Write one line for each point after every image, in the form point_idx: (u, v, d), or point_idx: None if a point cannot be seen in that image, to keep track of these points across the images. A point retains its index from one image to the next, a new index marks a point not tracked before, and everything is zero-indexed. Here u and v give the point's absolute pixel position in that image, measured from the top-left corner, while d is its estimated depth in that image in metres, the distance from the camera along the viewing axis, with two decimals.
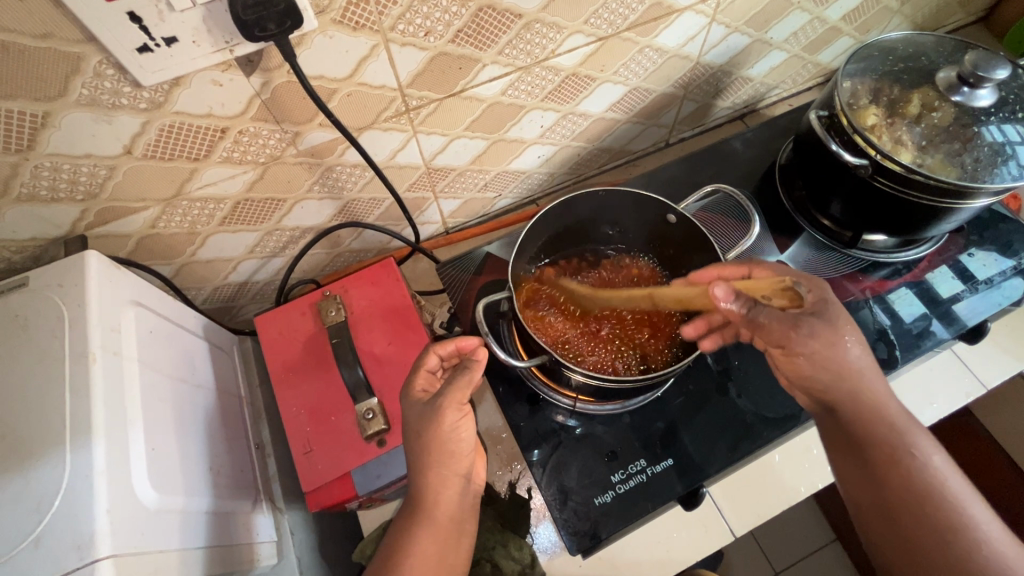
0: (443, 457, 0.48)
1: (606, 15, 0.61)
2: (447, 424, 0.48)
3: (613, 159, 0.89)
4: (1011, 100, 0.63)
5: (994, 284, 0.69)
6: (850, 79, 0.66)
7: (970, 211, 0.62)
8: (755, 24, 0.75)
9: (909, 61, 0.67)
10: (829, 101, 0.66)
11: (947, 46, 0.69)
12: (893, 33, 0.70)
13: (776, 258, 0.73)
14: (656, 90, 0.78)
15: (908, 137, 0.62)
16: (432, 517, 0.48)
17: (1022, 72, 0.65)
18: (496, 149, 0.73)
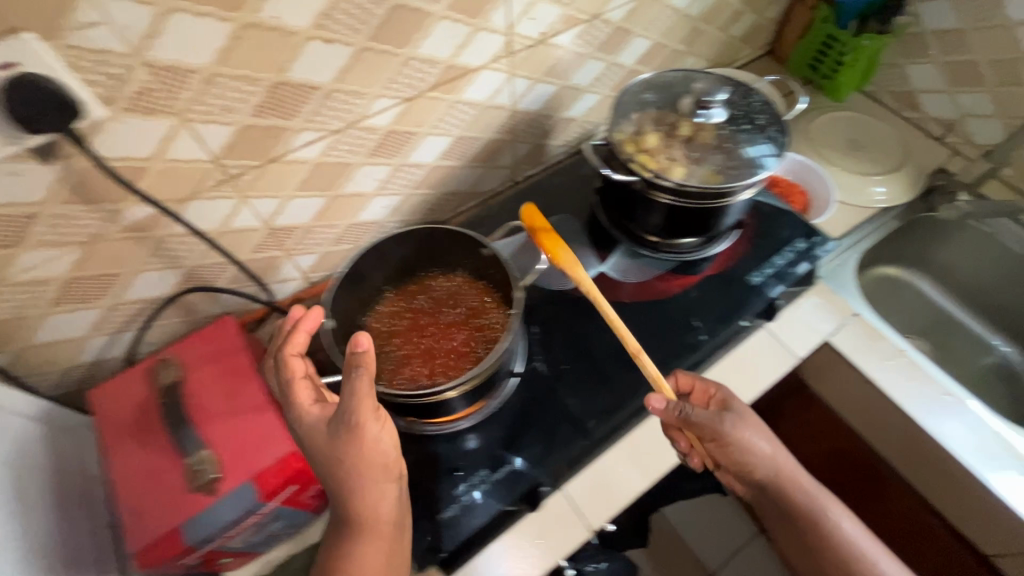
0: (383, 465, 0.52)
1: (403, 80, 0.70)
2: (370, 435, 0.49)
3: (464, 202, 0.98)
4: (739, 115, 0.78)
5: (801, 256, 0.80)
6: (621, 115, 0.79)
7: (734, 208, 0.74)
8: (555, 75, 0.87)
9: (669, 93, 0.81)
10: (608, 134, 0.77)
11: (692, 77, 0.83)
12: (654, 73, 0.84)
13: (596, 269, 0.80)
14: (482, 137, 0.88)
15: (677, 157, 0.76)
16: (372, 526, 0.53)
17: (745, 91, 0.80)
18: (337, 205, 0.79)
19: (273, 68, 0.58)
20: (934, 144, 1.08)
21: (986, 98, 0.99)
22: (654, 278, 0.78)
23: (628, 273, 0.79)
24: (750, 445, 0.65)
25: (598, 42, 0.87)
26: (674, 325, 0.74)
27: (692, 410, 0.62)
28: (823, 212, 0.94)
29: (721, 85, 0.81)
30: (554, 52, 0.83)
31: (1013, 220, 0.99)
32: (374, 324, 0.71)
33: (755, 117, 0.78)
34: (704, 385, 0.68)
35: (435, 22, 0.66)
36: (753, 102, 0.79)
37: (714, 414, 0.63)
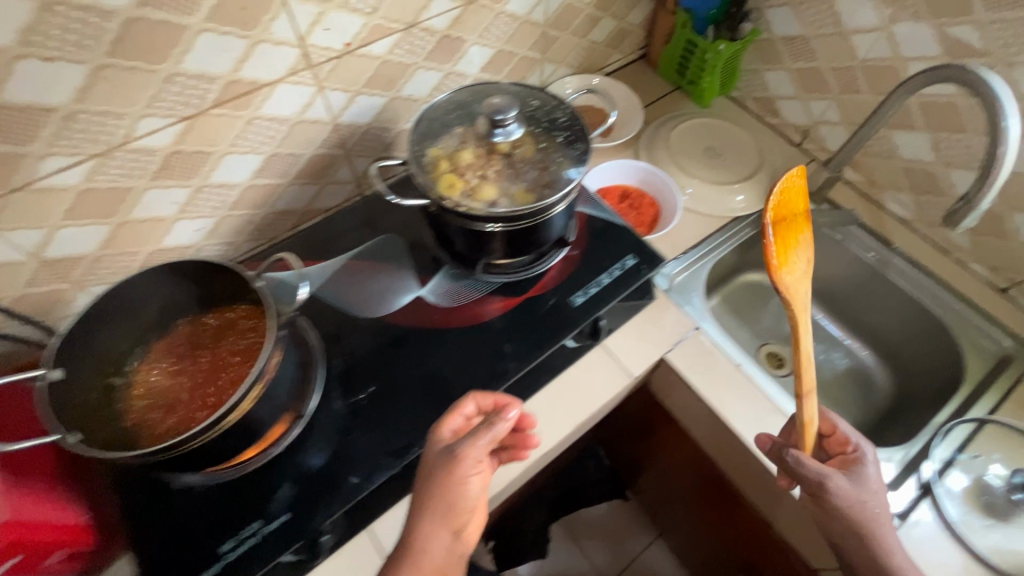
0: (452, 502, 0.54)
1: (173, 98, 0.64)
2: (477, 455, 0.55)
3: (303, 219, 0.92)
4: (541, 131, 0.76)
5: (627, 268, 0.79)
6: (426, 132, 0.76)
7: (539, 228, 0.72)
8: (380, 86, 0.82)
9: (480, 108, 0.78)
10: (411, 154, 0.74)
11: (503, 89, 0.79)
12: (466, 86, 0.80)
13: (413, 293, 0.76)
14: (305, 153, 0.83)
15: (486, 173, 0.73)
16: (464, 538, 0.55)
17: (551, 102, 0.78)
18: (129, 231, 0.73)
19: None
20: (793, 150, 1.08)
21: (832, 106, 0.99)
22: (473, 302, 0.75)
23: (447, 296, 0.76)
24: (858, 508, 0.65)
25: (425, 51, 0.83)
26: (485, 353, 0.72)
27: (802, 460, 0.67)
28: (668, 224, 0.93)
29: (531, 99, 0.79)
30: (369, 62, 0.78)
31: (855, 226, 1.00)
32: (128, 378, 0.62)
33: (557, 133, 0.75)
34: (837, 429, 0.73)
35: (195, 36, 0.61)
36: (561, 116, 0.76)
37: (828, 471, 0.66)
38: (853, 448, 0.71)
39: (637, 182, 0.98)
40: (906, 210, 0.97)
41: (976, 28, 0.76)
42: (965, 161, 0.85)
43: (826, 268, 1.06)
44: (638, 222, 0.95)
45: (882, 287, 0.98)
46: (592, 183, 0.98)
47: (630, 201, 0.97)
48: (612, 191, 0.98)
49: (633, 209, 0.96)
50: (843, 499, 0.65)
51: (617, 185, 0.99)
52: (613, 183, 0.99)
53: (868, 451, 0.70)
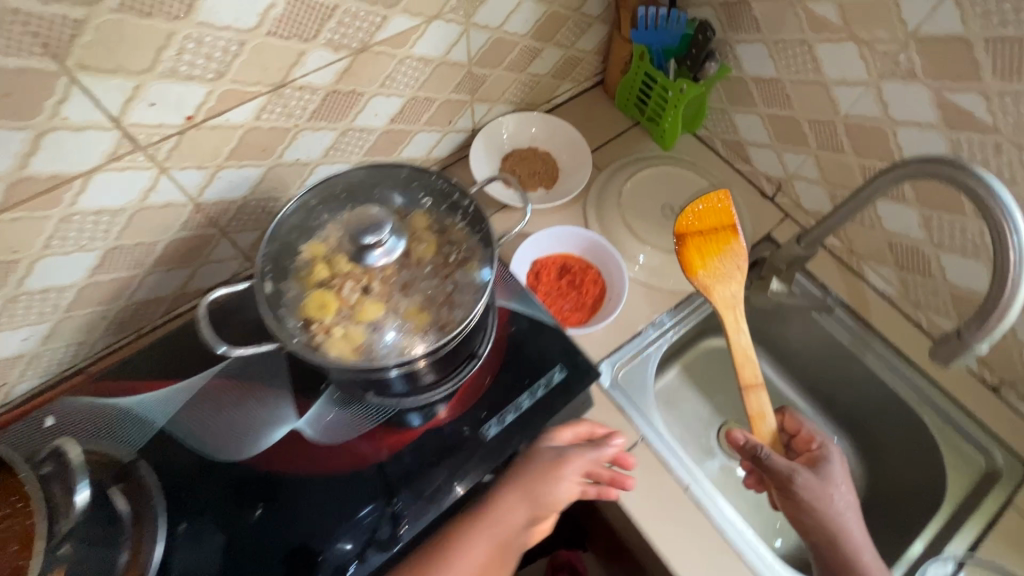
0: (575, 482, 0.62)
1: None
2: (551, 490, 0.60)
3: (179, 304, 0.77)
4: (441, 231, 0.63)
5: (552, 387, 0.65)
6: (287, 237, 0.60)
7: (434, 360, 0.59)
8: (250, 156, 0.66)
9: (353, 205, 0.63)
10: (267, 269, 0.58)
11: (393, 173, 0.65)
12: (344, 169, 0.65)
13: (287, 426, 0.62)
14: (159, 239, 0.67)
15: (370, 284, 0.58)
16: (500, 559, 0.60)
17: (449, 192, 0.64)
18: None
19: None
20: (765, 205, 0.94)
21: (810, 162, 0.84)
22: (359, 438, 0.61)
23: (328, 430, 0.62)
24: (824, 505, 0.66)
25: (306, 111, 0.66)
26: (364, 509, 0.58)
27: (774, 455, 0.68)
28: (616, 307, 0.78)
29: (423, 198, 0.64)
30: (227, 133, 0.62)
31: (841, 310, 0.86)
32: None
33: (460, 240, 0.62)
34: (803, 426, 0.79)
35: None
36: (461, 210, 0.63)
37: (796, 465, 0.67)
38: (818, 445, 0.75)
39: (580, 251, 0.84)
40: (889, 286, 0.84)
41: (982, 98, 0.61)
42: (959, 246, 0.72)
43: (803, 350, 0.92)
44: (581, 303, 0.81)
45: (867, 381, 0.85)
46: (525, 256, 0.83)
47: (571, 275, 0.82)
48: (550, 263, 0.83)
49: (575, 285, 0.82)
50: (810, 492, 0.66)
51: (557, 255, 0.84)
52: (553, 252, 0.84)
53: (834, 451, 0.72)
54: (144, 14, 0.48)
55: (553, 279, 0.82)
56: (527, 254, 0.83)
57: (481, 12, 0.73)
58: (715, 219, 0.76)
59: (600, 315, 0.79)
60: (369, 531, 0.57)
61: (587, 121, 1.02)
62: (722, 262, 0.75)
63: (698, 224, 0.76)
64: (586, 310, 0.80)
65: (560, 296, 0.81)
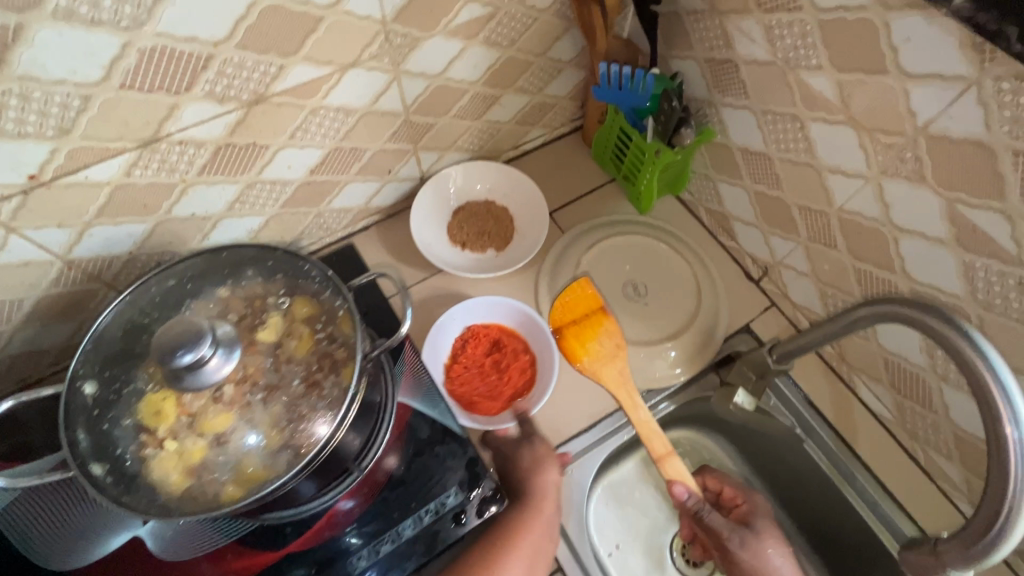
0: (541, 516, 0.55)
1: None
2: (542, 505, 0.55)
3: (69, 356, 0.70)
4: (315, 331, 0.52)
5: (439, 517, 0.56)
6: (133, 330, 0.51)
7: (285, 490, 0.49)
8: (129, 212, 0.58)
9: (200, 301, 0.52)
10: (94, 368, 0.49)
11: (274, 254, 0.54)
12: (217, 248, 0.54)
13: (129, 533, 0.54)
14: (28, 297, 0.60)
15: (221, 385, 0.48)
16: None
17: (331, 284, 0.53)
18: None
19: None
20: (748, 289, 0.81)
21: (799, 251, 0.71)
22: (202, 559, 0.53)
23: (174, 545, 0.53)
24: (766, 569, 0.63)
25: (192, 166, 0.58)
26: None
27: (711, 514, 0.63)
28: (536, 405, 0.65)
29: (280, 296, 0.53)
30: (90, 191, 0.54)
31: (810, 444, 0.72)
32: None
33: (340, 333, 0.51)
34: (723, 486, 0.73)
35: None
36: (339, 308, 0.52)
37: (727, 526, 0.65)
38: (744, 502, 0.70)
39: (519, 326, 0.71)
40: (883, 407, 0.71)
41: (1004, 220, 0.48)
42: (965, 385, 0.58)
43: (774, 477, 0.78)
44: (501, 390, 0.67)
45: (843, 519, 0.71)
46: (456, 319, 0.71)
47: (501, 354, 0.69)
48: (482, 332, 0.71)
49: (503, 367, 0.69)
50: (748, 554, 0.64)
51: (494, 326, 0.72)
52: (487, 321, 0.72)
53: (756, 502, 0.69)
54: None
55: (479, 355, 0.70)
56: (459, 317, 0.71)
57: (413, 58, 0.63)
58: (584, 305, 0.68)
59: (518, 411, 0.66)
60: None
61: (558, 173, 0.91)
62: (603, 342, 0.67)
63: (568, 313, 0.68)
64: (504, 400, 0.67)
65: (481, 376, 0.69)
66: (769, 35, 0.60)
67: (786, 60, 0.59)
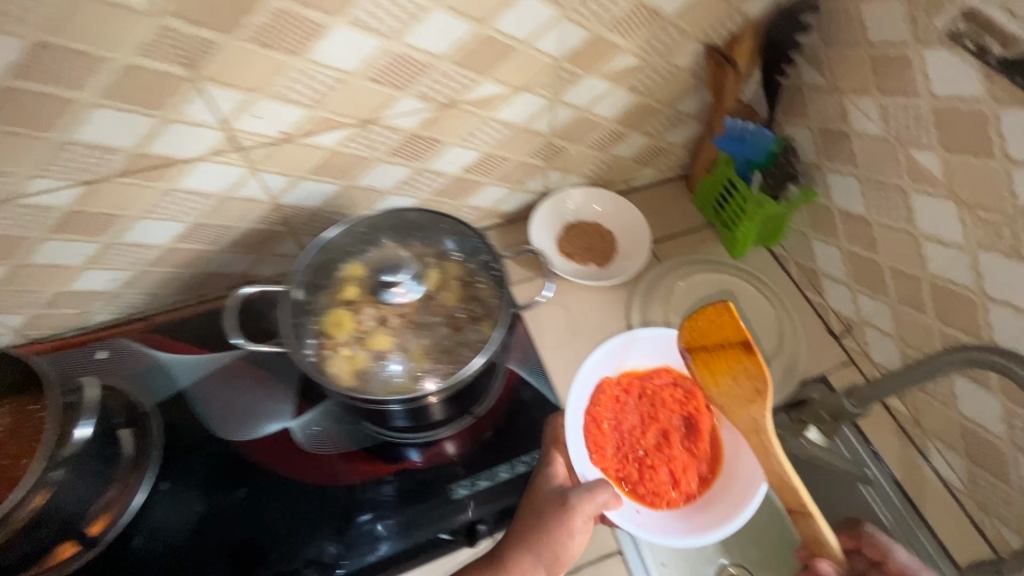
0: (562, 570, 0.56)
1: (70, 164, 0.59)
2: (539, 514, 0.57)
3: (240, 284, 0.86)
4: (467, 288, 0.64)
5: (531, 469, 0.64)
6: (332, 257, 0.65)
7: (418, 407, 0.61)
8: (330, 174, 0.74)
9: (387, 243, 0.67)
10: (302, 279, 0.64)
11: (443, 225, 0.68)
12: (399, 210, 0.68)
13: (282, 424, 0.66)
14: (237, 226, 0.76)
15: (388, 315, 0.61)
16: None
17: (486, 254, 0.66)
18: (31, 274, 0.70)
19: None
20: (829, 343, 0.86)
21: (886, 311, 0.77)
22: (336, 457, 0.64)
23: (315, 442, 0.65)
24: None
25: (385, 146, 0.73)
26: (319, 526, 0.60)
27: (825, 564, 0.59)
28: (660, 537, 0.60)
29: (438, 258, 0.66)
30: (313, 152, 0.69)
31: (868, 489, 0.75)
32: None
33: (483, 296, 0.63)
34: (889, 557, 0.62)
35: (84, 110, 0.55)
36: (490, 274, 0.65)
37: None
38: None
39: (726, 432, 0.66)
40: (955, 475, 0.73)
41: None
42: None
43: None
44: (647, 475, 0.65)
45: None
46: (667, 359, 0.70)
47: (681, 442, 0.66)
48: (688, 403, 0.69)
49: (672, 456, 0.66)
50: None
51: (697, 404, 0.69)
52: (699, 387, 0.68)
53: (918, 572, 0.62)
54: (266, 46, 0.56)
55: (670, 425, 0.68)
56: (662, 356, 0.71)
57: (570, 91, 0.76)
58: (722, 333, 0.58)
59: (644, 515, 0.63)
60: (314, 553, 0.58)
61: (660, 211, 1.01)
62: (740, 383, 0.59)
63: (702, 338, 0.59)
64: (641, 491, 0.64)
65: (641, 434, 0.67)
66: (884, 114, 0.69)
67: (898, 136, 0.68)
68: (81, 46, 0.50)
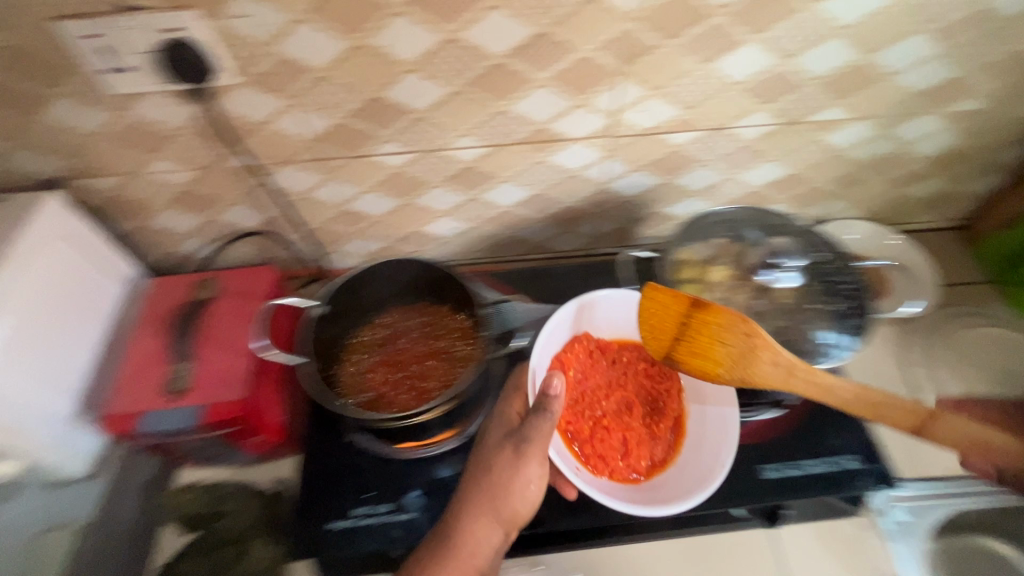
0: (498, 507, 0.63)
1: (493, 128, 0.73)
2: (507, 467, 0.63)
3: (532, 251, 0.99)
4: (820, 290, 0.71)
5: (836, 471, 0.68)
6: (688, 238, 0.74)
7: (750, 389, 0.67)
8: (661, 169, 0.83)
9: (728, 237, 0.75)
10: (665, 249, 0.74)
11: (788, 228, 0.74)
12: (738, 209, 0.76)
13: (602, 373, 0.75)
14: (564, 201, 0.88)
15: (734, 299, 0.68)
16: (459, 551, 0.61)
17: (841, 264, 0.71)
18: (408, 211, 0.87)
19: (373, 85, 0.66)
20: None
21: None
22: (649, 414, 0.72)
23: (630, 395, 0.74)
24: None
25: (719, 152, 0.81)
26: (641, 469, 0.69)
27: None
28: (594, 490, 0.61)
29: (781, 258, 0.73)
30: (662, 147, 0.79)
31: None
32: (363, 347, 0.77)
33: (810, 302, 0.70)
34: None
35: (534, 88, 0.68)
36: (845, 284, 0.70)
37: None
38: None
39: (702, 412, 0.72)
40: None
41: None
42: None
43: None
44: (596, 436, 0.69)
45: None
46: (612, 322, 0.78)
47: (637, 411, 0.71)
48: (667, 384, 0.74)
49: (629, 425, 0.71)
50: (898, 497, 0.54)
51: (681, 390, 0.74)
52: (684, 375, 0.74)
53: None
54: (690, 53, 0.66)
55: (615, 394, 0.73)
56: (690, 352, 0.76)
57: (904, 126, 0.80)
58: (670, 323, 0.61)
59: (584, 473, 0.66)
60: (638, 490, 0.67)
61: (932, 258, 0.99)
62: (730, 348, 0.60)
63: (655, 333, 0.62)
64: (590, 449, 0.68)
65: (602, 401, 0.72)
66: None
67: None
68: (567, 38, 0.63)
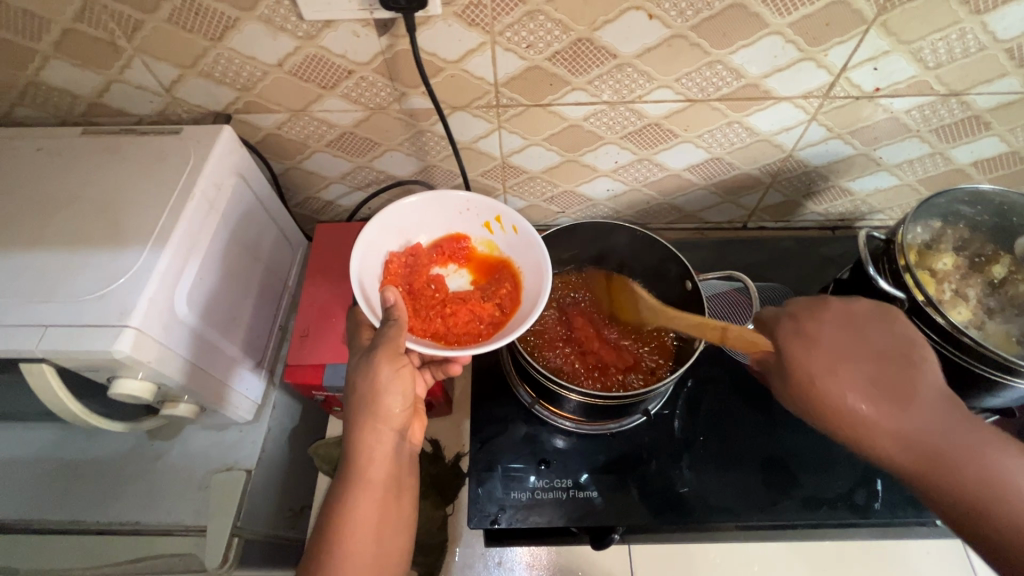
0: (373, 409, 0.55)
1: (698, 80, 0.65)
2: (383, 374, 0.55)
3: (681, 220, 0.93)
4: None
5: None
6: (920, 217, 0.64)
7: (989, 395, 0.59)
8: (862, 137, 0.74)
9: (959, 218, 0.66)
10: (894, 226, 0.63)
11: None
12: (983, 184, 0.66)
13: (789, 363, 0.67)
14: (740, 168, 0.80)
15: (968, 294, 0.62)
16: (366, 477, 0.54)
17: None
18: (568, 168, 0.80)
19: (589, 23, 0.58)
20: None
21: None
22: None
23: None
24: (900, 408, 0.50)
25: (939, 122, 0.71)
26: (839, 468, 0.65)
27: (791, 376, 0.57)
28: (516, 332, 0.54)
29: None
30: (876, 113, 0.70)
31: None
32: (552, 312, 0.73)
33: None
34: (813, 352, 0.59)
35: (766, 36, 0.60)
36: None
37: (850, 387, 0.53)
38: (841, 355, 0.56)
39: (505, 243, 0.66)
40: None
41: None
42: None
43: None
44: (449, 321, 0.59)
45: None
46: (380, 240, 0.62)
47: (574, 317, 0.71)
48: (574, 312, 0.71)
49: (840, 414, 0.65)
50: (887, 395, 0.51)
51: (465, 270, 0.68)
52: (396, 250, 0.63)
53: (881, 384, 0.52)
54: (963, 2, 0.56)
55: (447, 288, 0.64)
56: (441, 221, 0.67)
57: None
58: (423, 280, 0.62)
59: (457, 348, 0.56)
60: (843, 492, 0.64)
61: None
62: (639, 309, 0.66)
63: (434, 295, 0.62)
64: (451, 337, 0.58)
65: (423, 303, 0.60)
66: None
67: None
68: None
